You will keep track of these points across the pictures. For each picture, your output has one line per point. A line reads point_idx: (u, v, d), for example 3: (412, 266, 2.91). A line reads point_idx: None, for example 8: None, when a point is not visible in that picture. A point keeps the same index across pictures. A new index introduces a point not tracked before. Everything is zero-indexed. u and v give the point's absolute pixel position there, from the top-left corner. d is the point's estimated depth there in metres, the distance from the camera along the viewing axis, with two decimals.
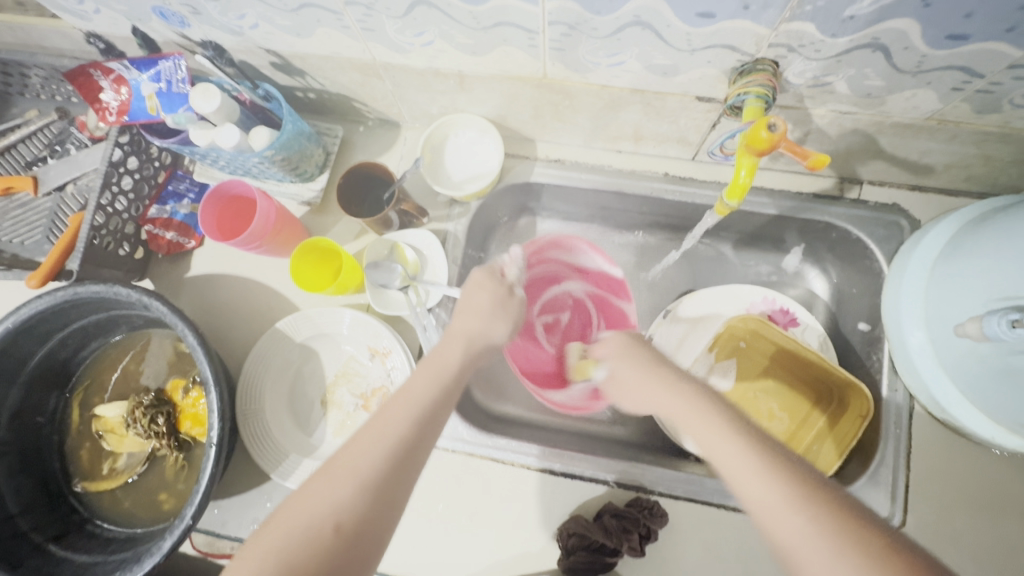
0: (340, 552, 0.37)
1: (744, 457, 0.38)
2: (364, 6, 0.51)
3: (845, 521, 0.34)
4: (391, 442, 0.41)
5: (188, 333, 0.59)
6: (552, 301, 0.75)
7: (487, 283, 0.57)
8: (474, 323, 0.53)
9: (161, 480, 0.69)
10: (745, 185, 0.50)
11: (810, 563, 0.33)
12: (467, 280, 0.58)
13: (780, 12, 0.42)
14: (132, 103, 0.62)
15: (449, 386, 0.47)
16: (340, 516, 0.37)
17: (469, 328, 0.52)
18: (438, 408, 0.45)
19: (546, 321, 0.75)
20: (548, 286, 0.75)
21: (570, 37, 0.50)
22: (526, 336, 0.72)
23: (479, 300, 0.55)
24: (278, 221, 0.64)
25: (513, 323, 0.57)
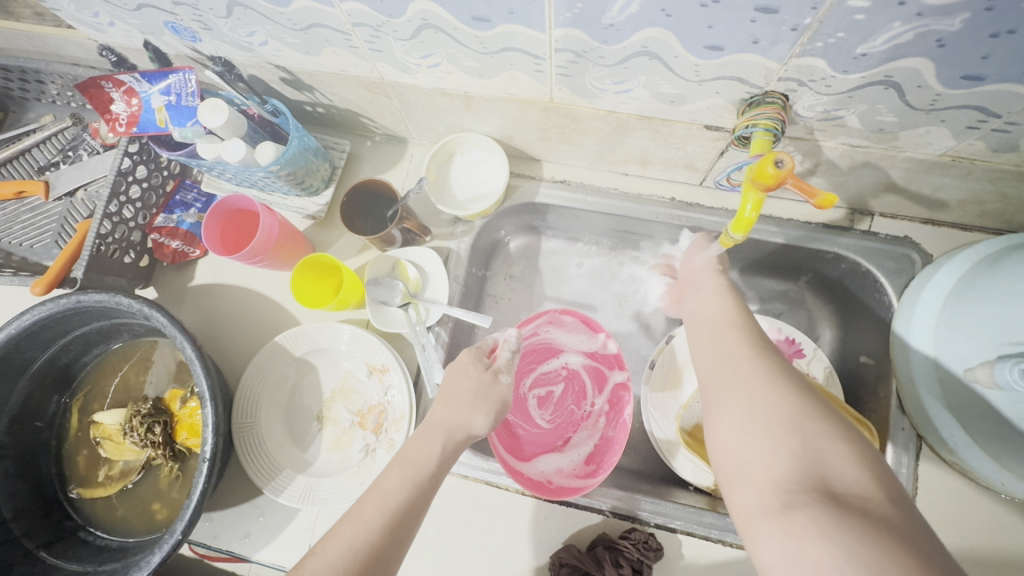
0: None
1: (741, 349, 0.48)
2: (372, 28, 0.51)
3: (805, 392, 0.43)
4: (359, 549, 0.43)
5: (187, 346, 0.60)
6: (546, 373, 0.74)
7: (472, 372, 0.60)
8: (454, 414, 0.55)
9: (155, 488, 0.69)
10: (751, 220, 0.49)
11: (781, 421, 0.41)
12: (453, 366, 0.61)
13: (790, 47, 0.42)
14: (141, 114, 0.62)
15: (423, 486, 0.49)
16: None
17: (449, 420, 0.55)
18: (410, 513, 0.47)
19: (539, 394, 0.74)
20: (543, 358, 0.75)
21: (577, 64, 0.50)
22: (517, 411, 0.72)
23: (461, 387, 0.58)
24: (281, 236, 0.64)
25: (495, 411, 0.58)
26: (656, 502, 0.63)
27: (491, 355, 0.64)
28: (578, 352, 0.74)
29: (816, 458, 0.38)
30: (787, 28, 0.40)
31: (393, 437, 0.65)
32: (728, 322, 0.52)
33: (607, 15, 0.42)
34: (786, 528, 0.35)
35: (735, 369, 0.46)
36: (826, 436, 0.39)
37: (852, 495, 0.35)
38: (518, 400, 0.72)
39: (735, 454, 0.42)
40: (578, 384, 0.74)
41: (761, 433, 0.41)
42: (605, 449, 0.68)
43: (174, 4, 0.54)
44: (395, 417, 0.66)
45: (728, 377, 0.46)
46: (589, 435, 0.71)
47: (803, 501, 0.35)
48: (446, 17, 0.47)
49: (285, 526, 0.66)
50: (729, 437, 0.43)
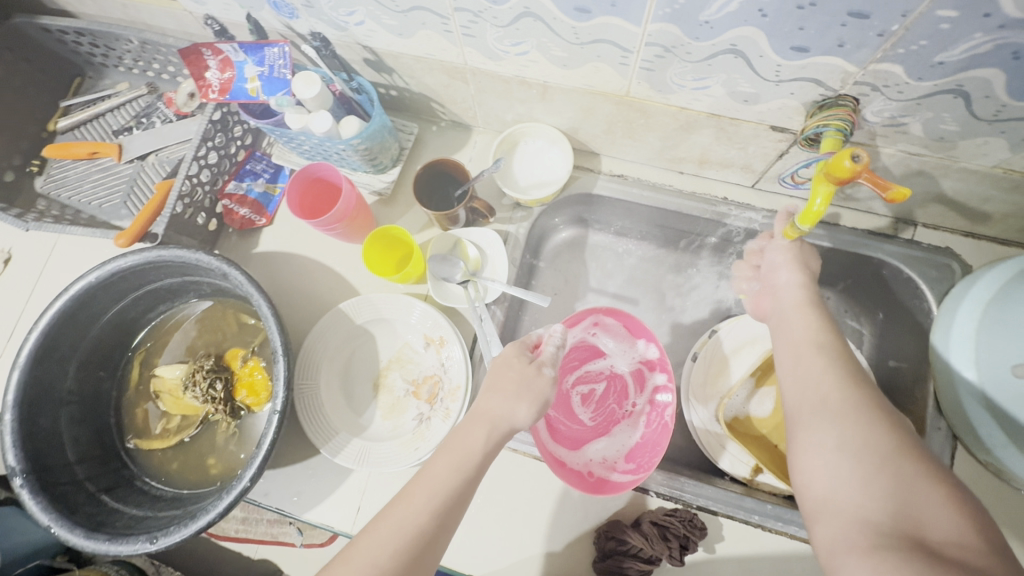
0: None
1: (828, 380, 0.51)
2: (472, 13, 0.55)
3: (897, 430, 0.45)
4: (409, 530, 0.47)
5: (263, 303, 0.62)
6: (589, 372, 0.75)
7: (516, 365, 0.58)
8: (498, 405, 0.55)
9: (211, 444, 0.71)
10: (819, 213, 0.52)
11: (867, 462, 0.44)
12: (498, 360, 0.59)
13: (872, 52, 0.45)
14: (234, 83, 0.66)
15: (470, 473, 0.51)
16: None
17: (491, 411, 0.55)
18: (456, 498, 0.50)
19: (583, 391, 0.75)
20: (587, 357, 0.75)
21: (663, 59, 0.53)
22: (559, 407, 0.73)
23: (506, 379, 0.57)
24: (356, 208, 0.67)
25: (542, 405, 0.56)
26: (701, 485, 0.65)
27: (535, 349, 0.62)
28: (624, 353, 0.75)
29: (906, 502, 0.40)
30: (875, 33, 0.43)
31: (449, 406, 0.67)
32: (819, 345, 0.55)
33: (705, 12, 0.46)
34: (873, 564, 0.38)
35: (824, 400, 0.50)
36: (918, 479, 0.41)
37: (947, 546, 0.37)
38: (560, 397, 0.74)
39: (822, 490, 0.46)
40: (620, 384, 0.74)
41: (847, 465, 0.45)
42: (645, 449, 0.68)
43: None
44: (452, 387, 0.68)
45: (821, 409, 0.49)
46: (629, 434, 0.71)
47: (890, 541, 0.39)
48: (549, 6, 0.51)
49: (334, 487, 0.68)
50: (817, 470, 0.47)
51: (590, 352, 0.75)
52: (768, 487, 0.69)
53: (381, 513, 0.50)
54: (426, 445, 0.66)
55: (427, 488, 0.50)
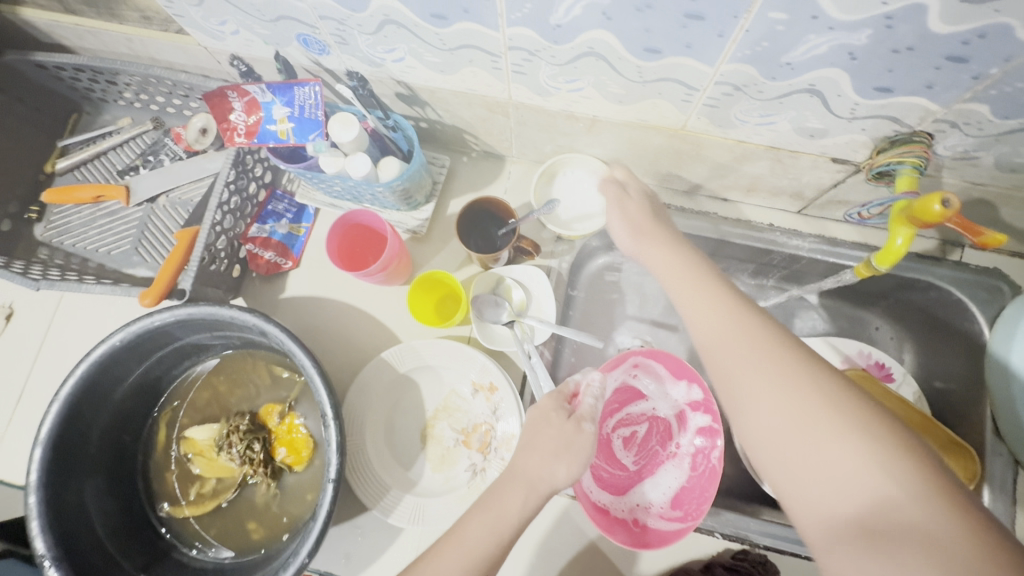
0: None
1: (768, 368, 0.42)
2: (527, 52, 0.52)
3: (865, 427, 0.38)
4: None
5: (308, 363, 0.58)
6: (631, 413, 0.72)
7: (553, 419, 0.53)
8: (537, 466, 0.50)
9: (252, 505, 0.67)
10: (899, 252, 0.50)
11: (831, 464, 0.38)
12: (535, 412, 0.55)
13: (962, 93, 0.44)
14: (262, 125, 0.62)
15: (507, 539, 0.48)
16: None
17: (531, 471, 0.50)
18: (488, 564, 0.46)
19: (624, 434, 0.71)
20: (627, 399, 0.72)
21: (731, 97, 0.51)
22: (600, 452, 0.70)
23: (545, 437, 0.52)
24: (400, 254, 0.63)
25: (584, 464, 0.51)
26: (767, 524, 0.63)
27: (572, 400, 0.56)
28: (666, 393, 0.71)
29: (881, 516, 0.35)
30: (969, 76, 0.42)
31: (504, 457, 0.64)
32: (769, 345, 0.43)
33: (788, 54, 0.44)
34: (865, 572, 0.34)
35: (767, 398, 0.41)
36: (881, 477, 0.36)
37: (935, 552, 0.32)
38: (601, 442, 0.70)
39: (788, 495, 0.40)
40: (662, 425, 0.71)
41: (837, 530, 0.37)
42: (691, 495, 0.65)
43: (319, 19, 0.54)
44: (506, 436, 0.65)
45: (768, 411, 0.41)
46: (675, 478, 0.67)
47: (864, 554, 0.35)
48: (615, 46, 0.48)
49: (386, 546, 0.65)
50: (780, 474, 0.41)
51: (630, 393, 0.71)
52: None
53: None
54: None
55: (456, 556, 0.46)
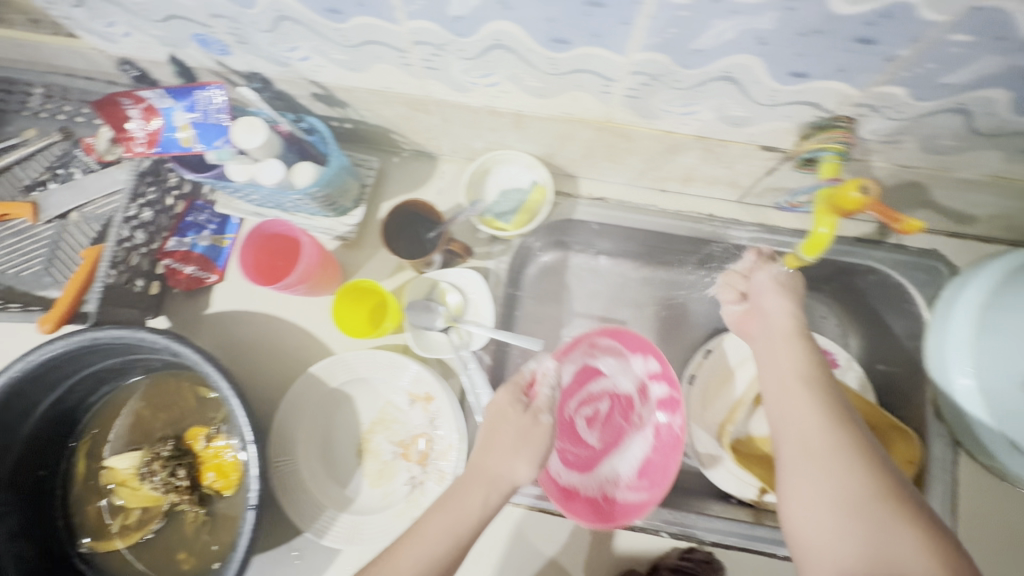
0: None
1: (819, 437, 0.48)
2: (434, 47, 0.49)
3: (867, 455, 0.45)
4: None
5: (223, 384, 0.55)
6: (591, 391, 0.71)
7: (507, 418, 0.54)
8: (499, 463, 0.51)
9: (179, 536, 0.63)
10: (824, 241, 0.49)
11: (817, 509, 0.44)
12: (491, 409, 0.55)
13: (876, 76, 0.42)
14: (163, 133, 0.57)
15: (468, 537, 0.48)
16: None
17: (490, 470, 0.51)
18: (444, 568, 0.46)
19: (587, 414, 0.71)
20: (587, 378, 0.71)
21: (649, 87, 0.49)
22: (565, 435, 0.69)
23: (503, 435, 0.53)
24: (322, 262, 0.60)
25: (542, 453, 0.53)
26: (712, 520, 0.63)
27: (529, 390, 0.57)
28: (625, 368, 0.71)
29: (875, 542, 0.41)
30: (881, 58, 0.40)
31: (442, 468, 0.63)
32: (801, 373, 0.52)
33: (697, 40, 0.41)
34: None
35: (795, 439, 0.49)
36: (889, 522, 0.42)
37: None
38: (564, 423, 0.70)
39: (826, 558, 0.43)
40: (623, 401, 0.71)
41: (840, 535, 0.42)
42: (658, 469, 0.66)
43: (210, 17, 0.50)
44: (443, 446, 0.63)
45: (800, 457, 0.47)
46: (640, 453, 0.68)
47: None
48: (522, 38, 0.45)
49: (325, 569, 0.62)
50: (814, 524, 0.44)
51: (588, 369, 0.71)
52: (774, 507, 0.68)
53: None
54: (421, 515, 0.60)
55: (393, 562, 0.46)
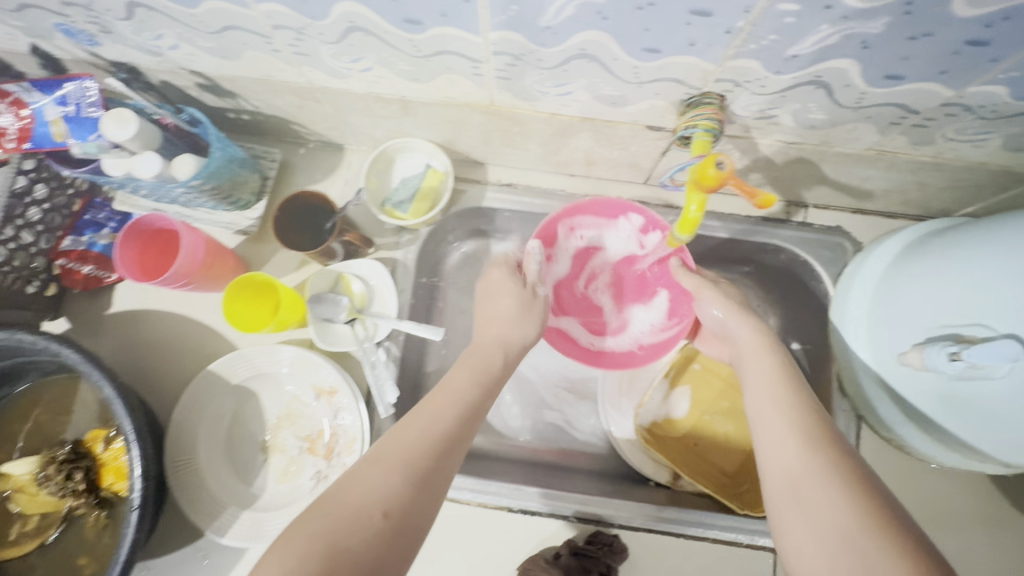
0: (393, 536, 0.37)
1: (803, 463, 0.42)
2: (294, 31, 0.47)
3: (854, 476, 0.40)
4: (435, 433, 0.44)
5: (105, 384, 0.54)
6: (593, 268, 0.72)
7: (496, 283, 0.61)
8: (505, 330, 0.57)
9: (80, 541, 0.62)
10: (695, 220, 0.49)
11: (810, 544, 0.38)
12: (489, 283, 0.62)
13: (726, 49, 0.41)
14: (35, 128, 0.56)
15: (489, 389, 0.50)
16: (387, 505, 0.38)
17: (495, 336, 0.56)
18: (476, 406, 0.48)
19: (597, 286, 0.73)
20: (587, 259, 0.71)
21: (516, 67, 0.48)
22: (576, 313, 0.72)
23: (503, 304, 0.59)
24: (207, 255, 0.60)
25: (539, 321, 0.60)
26: (620, 502, 0.64)
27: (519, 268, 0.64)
28: (615, 231, 0.70)
29: None
30: (723, 31, 0.39)
31: (346, 461, 0.61)
32: (786, 397, 0.48)
33: (543, 17, 0.41)
34: None
35: (778, 459, 0.44)
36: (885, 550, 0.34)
37: None
38: (573, 303, 0.72)
39: None
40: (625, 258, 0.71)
41: None
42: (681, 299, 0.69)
43: (63, 5, 0.49)
44: (347, 440, 0.62)
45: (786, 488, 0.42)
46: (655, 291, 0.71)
47: None
48: (375, 19, 0.44)
49: (230, 568, 0.61)
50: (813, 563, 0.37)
51: (582, 252, 0.70)
52: (689, 487, 0.69)
53: (382, 441, 0.43)
54: None
55: (426, 423, 0.44)
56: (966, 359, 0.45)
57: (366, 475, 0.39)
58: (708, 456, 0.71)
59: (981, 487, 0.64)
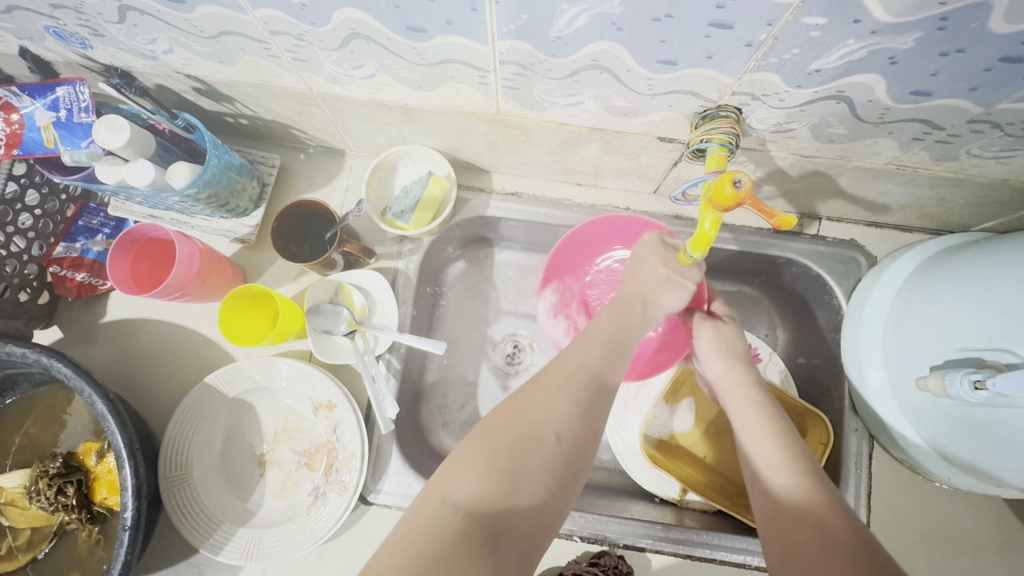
0: (566, 458, 0.40)
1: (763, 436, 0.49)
2: (293, 37, 0.45)
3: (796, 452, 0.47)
4: (588, 368, 0.45)
5: (97, 399, 0.52)
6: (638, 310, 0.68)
7: (655, 252, 0.56)
8: (648, 285, 0.53)
9: (72, 557, 0.61)
10: (710, 237, 0.47)
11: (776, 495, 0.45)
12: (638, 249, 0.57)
13: (745, 63, 0.40)
14: (24, 134, 0.54)
15: (632, 331, 0.50)
16: (560, 428, 0.41)
17: (633, 292, 0.53)
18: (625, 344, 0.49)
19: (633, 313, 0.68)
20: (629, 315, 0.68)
21: (524, 77, 0.46)
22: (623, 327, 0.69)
23: (648, 268, 0.54)
24: (202, 265, 0.59)
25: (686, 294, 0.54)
26: (624, 522, 0.62)
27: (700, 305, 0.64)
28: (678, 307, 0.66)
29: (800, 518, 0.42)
30: (742, 44, 0.37)
31: (345, 478, 0.59)
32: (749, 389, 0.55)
33: (554, 27, 0.39)
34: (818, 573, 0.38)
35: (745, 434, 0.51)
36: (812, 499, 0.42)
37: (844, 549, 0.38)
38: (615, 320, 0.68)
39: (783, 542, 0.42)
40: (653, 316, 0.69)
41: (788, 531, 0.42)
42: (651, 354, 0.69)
43: (52, 7, 0.47)
44: (346, 456, 0.60)
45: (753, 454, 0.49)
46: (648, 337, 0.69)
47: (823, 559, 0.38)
48: (377, 26, 0.42)
49: None
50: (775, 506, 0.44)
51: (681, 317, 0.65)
52: (697, 505, 0.67)
53: (541, 374, 0.46)
54: (322, 529, 0.57)
55: (576, 364, 0.45)
56: (989, 388, 0.43)
57: (534, 400, 0.42)
58: (717, 470, 0.70)
59: (994, 511, 0.62)
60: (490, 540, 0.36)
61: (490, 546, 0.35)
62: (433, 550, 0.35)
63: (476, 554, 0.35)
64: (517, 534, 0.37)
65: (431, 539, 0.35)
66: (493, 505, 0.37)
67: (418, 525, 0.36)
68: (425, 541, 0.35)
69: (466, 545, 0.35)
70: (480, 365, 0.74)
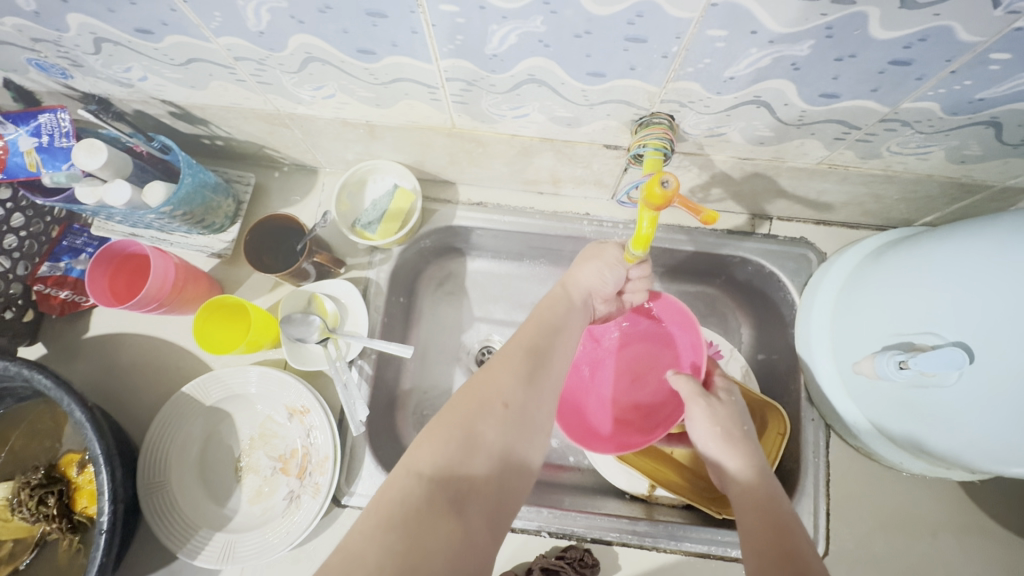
0: (511, 423, 0.44)
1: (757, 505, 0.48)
2: (256, 62, 0.49)
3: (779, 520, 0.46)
4: (537, 345, 0.50)
5: (75, 408, 0.54)
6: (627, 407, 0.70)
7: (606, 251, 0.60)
8: (594, 272, 0.58)
9: (52, 567, 0.62)
10: (648, 235, 0.50)
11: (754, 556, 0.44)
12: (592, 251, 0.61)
13: (665, 73, 0.43)
14: (8, 159, 0.57)
15: (576, 315, 0.56)
16: (506, 397, 0.45)
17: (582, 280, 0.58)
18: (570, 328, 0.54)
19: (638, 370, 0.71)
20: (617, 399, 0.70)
21: (471, 92, 0.50)
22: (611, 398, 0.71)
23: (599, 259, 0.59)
24: (179, 278, 0.62)
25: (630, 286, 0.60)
26: (592, 517, 0.64)
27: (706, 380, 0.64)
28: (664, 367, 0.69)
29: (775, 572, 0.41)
30: (659, 55, 0.41)
31: (318, 481, 0.61)
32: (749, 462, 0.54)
33: (488, 46, 0.43)
34: None
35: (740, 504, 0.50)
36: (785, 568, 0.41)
37: None
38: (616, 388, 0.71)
39: None
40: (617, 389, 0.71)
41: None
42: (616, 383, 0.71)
43: (33, 41, 0.50)
44: (319, 459, 0.62)
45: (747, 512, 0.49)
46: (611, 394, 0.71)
47: None
48: (330, 49, 0.46)
49: None
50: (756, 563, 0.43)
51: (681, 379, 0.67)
52: (665, 500, 0.69)
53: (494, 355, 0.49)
54: (294, 531, 0.59)
55: (519, 344, 0.50)
56: (911, 367, 0.46)
57: (482, 379, 0.46)
58: (684, 464, 0.72)
59: (948, 493, 0.64)
60: (453, 502, 0.38)
61: (456, 507, 0.38)
62: (399, 512, 0.36)
63: (442, 511, 0.37)
64: (479, 495, 0.40)
65: (398, 504, 0.37)
66: (456, 470, 0.40)
67: (385, 496, 0.38)
68: (393, 506, 0.37)
69: (429, 508, 0.37)
70: (453, 370, 0.76)
